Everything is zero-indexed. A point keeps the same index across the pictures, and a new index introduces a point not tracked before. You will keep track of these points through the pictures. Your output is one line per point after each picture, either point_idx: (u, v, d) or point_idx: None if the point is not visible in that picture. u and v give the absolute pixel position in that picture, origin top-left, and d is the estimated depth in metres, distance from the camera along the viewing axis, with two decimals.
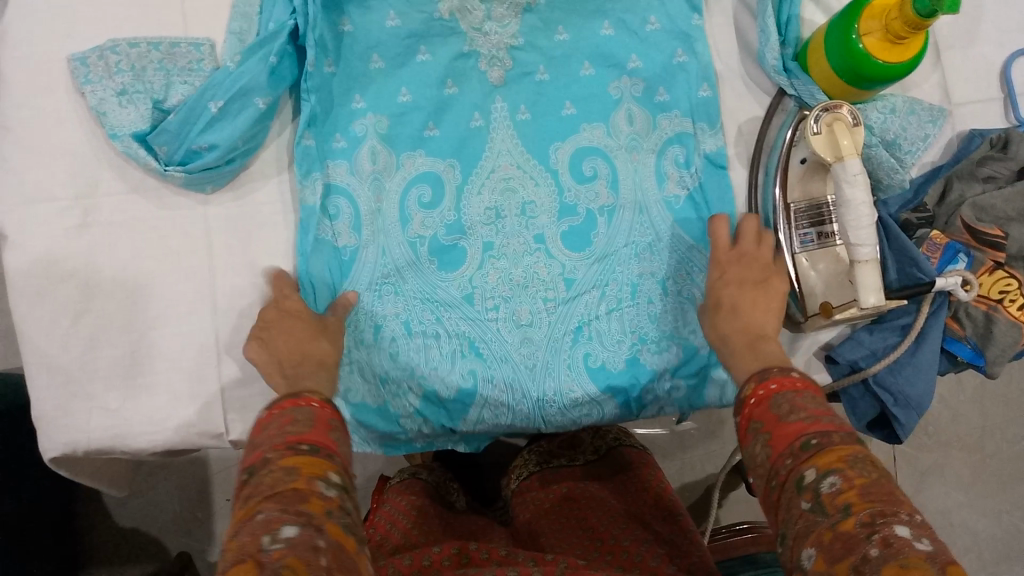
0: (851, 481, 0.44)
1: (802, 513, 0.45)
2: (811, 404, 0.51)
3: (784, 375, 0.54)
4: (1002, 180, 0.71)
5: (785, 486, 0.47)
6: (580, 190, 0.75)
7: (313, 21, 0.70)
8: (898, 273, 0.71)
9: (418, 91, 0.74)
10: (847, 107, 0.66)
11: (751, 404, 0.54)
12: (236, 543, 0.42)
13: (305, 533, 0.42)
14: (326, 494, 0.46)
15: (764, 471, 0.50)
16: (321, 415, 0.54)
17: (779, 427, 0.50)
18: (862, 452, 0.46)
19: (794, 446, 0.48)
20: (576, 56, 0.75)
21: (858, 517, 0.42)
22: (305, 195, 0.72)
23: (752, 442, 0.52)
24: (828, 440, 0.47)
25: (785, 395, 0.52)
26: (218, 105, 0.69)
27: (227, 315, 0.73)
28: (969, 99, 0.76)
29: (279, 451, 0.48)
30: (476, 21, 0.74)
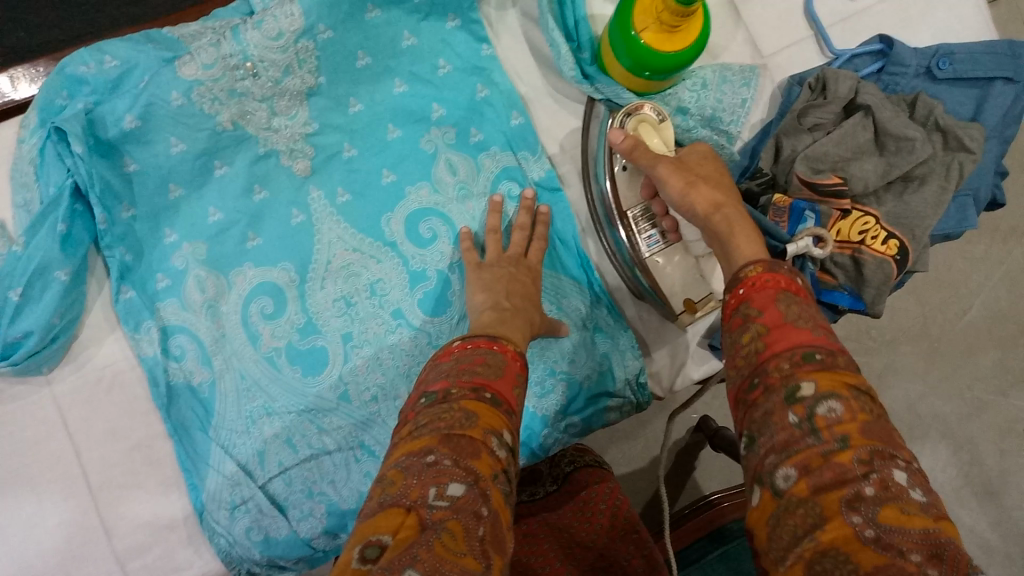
0: (854, 413, 0.40)
1: (784, 426, 0.41)
2: (818, 316, 0.46)
3: (793, 278, 0.48)
4: (829, 125, 0.69)
5: (773, 390, 0.43)
6: (424, 255, 0.71)
7: (90, 176, 0.66)
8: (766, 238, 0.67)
9: (227, 206, 0.70)
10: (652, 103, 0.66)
11: (748, 288, 0.48)
12: (404, 483, 0.42)
13: (469, 495, 0.42)
14: (496, 453, 0.45)
15: (746, 364, 0.46)
16: (513, 368, 0.51)
17: (779, 326, 0.45)
18: (863, 384, 0.42)
19: (791, 354, 0.43)
20: (379, 122, 0.72)
21: (855, 453, 0.39)
22: (142, 347, 0.70)
23: (742, 335, 0.47)
24: (834, 363, 0.43)
25: (789, 295, 0.47)
26: (18, 292, 0.65)
27: (104, 488, 0.70)
28: (779, 46, 0.74)
29: (463, 391, 0.47)
30: (263, 120, 0.70)
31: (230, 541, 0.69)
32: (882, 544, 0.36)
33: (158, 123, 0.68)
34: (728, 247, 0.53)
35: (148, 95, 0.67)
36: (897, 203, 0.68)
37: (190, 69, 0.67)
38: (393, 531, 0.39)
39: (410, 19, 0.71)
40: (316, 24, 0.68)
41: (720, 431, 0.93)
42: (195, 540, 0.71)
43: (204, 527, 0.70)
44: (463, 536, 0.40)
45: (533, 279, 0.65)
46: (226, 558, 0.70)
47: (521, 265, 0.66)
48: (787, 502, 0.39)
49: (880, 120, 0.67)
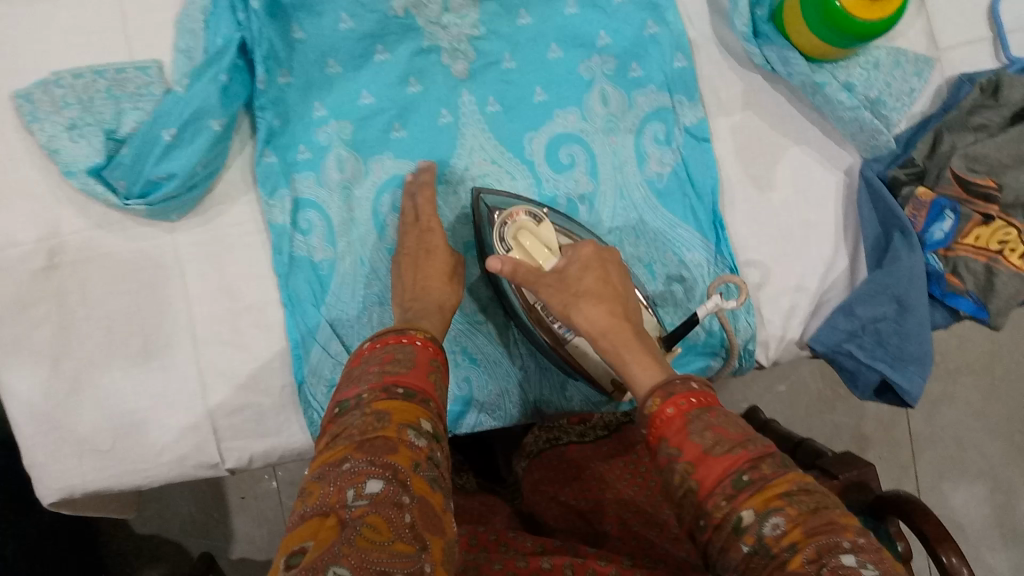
0: (796, 519, 0.38)
1: (744, 559, 0.39)
2: (730, 426, 0.44)
3: (689, 387, 0.46)
4: (995, 128, 0.67)
5: (719, 528, 0.41)
6: (558, 179, 0.72)
7: (260, 35, 0.67)
8: (876, 211, 0.70)
9: (380, 92, 0.71)
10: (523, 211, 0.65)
11: (659, 425, 0.46)
12: (320, 491, 0.40)
13: (389, 489, 0.40)
14: (417, 445, 0.43)
15: (686, 505, 0.44)
16: (424, 356, 0.50)
17: (698, 458, 0.43)
18: (800, 481, 0.41)
19: (721, 484, 0.41)
20: (543, 39, 0.72)
21: (804, 554, 0.37)
22: (273, 214, 0.70)
23: (670, 476, 0.45)
24: (762, 476, 0.41)
25: (699, 415, 0.45)
26: (172, 132, 0.66)
27: (207, 343, 0.71)
28: (957, 42, 0.73)
29: (374, 393, 0.46)
30: (433, 14, 0.71)
31: (323, 418, 0.70)
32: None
33: None
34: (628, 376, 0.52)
35: None
36: None
37: None
38: (313, 536, 0.38)
39: None
40: None
41: (769, 423, 0.92)
42: (287, 408, 0.72)
43: (300, 399, 0.70)
44: (387, 528, 0.39)
45: (426, 249, 0.65)
46: (315, 433, 0.71)
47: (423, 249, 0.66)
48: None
49: None
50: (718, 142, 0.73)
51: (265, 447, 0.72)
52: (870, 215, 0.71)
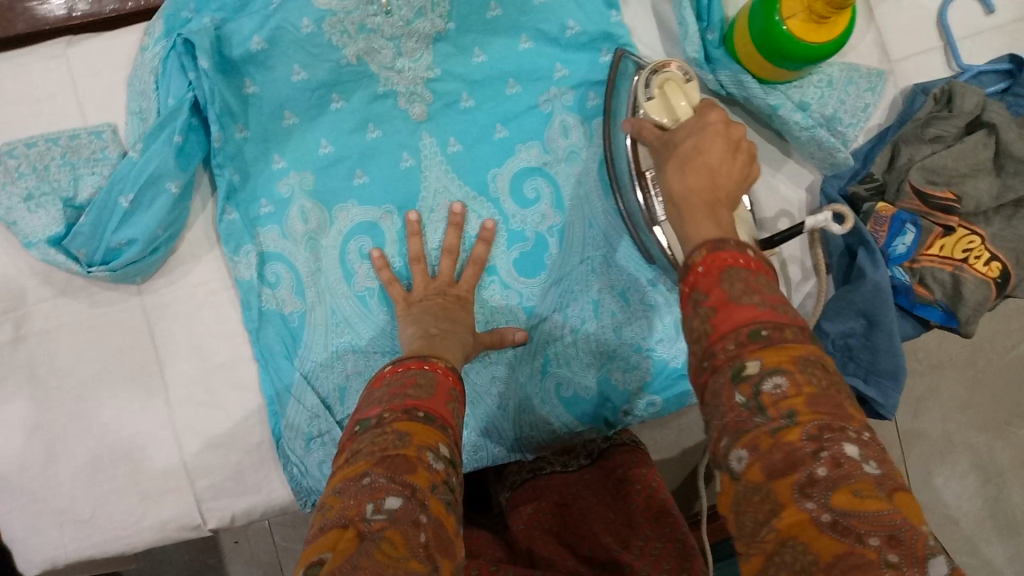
0: (801, 386, 0.33)
1: (731, 408, 0.35)
2: (770, 289, 0.38)
3: (744, 250, 0.39)
4: (950, 138, 0.68)
5: (719, 373, 0.36)
6: (525, 215, 0.72)
7: (212, 93, 0.66)
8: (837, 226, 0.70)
9: (339, 140, 0.70)
10: (677, 64, 0.59)
11: (698, 275, 0.39)
12: (339, 504, 0.39)
13: (407, 506, 0.38)
14: (433, 467, 0.41)
15: (696, 351, 0.38)
16: (445, 382, 0.49)
17: (727, 308, 0.37)
18: (819, 354, 0.35)
19: (738, 335, 0.36)
20: (499, 77, 0.71)
21: (804, 429, 0.32)
22: (239, 270, 0.70)
23: (688, 325, 0.39)
24: (782, 337, 0.35)
25: (736, 271, 0.38)
26: (128, 199, 0.66)
27: (182, 404, 0.70)
28: (908, 52, 0.73)
29: (395, 414, 0.44)
30: (387, 59, 0.70)
31: (303, 471, 0.70)
32: (840, 529, 0.30)
33: (284, 48, 0.68)
34: (687, 236, 0.43)
35: (278, 19, 0.67)
36: (1004, 227, 0.67)
37: None
38: (331, 548, 0.36)
39: None
40: None
41: None
42: (266, 465, 0.71)
43: (279, 455, 0.70)
44: (405, 543, 0.37)
45: (458, 299, 0.66)
46: (296, 488, 0.70)
47: (448, 293, 0.66)
48: (745, 487, 0.33)
49: (1004, 141, 0.66)
50: None
51: (247, 505, 0.71)
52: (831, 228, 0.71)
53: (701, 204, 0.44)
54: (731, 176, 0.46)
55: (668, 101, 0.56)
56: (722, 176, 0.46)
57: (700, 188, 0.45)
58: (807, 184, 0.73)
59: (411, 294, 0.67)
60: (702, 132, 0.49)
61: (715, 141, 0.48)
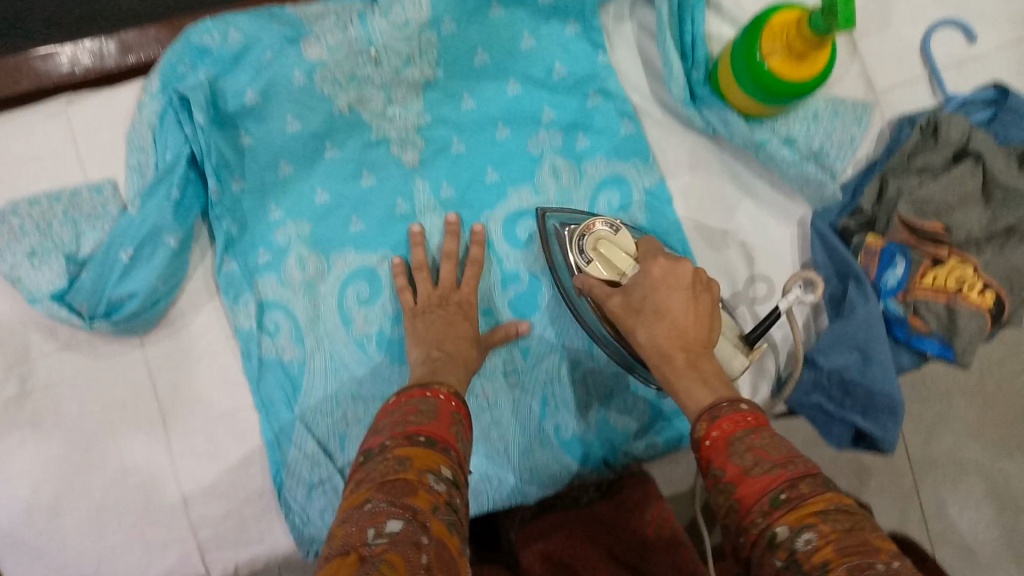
0: (827, 536, 0.35)
1: (776, 574, 0.36)
2: (776, 448, 0.41)
3: (737, 408, 0.44)
4: (937, 169, 0.68)
5: (756, 545, 0.38)
6: (519, 255, 0.73)
7: (208, 147, 0.68)
8: (830, 261, 0.71)
9: (335, 188, 0.72)
10: (601, 222, 0.66)
11: (708, 449, 0.43)
12: (343, 533, 0.39)
13: (409, 528, 0.38)
14: (435, 488, 0.42)
15: (730, 528, 0.41)
16: (447, 407, 0.50)
17: (742, 482, 0.40)
18: (838, 503, 0.37)
19: (760, 506, 0.39)
20: (489, 121, 0.73)
21: (836, 573, 0.33)
22: (239, 319, 0.71)
23: (713, 499, 0.42)
24: (800, 494, 0.38)
25: (744, 436, 0.42)
26: (129, 253, 0.67)
27: (185, 454, 0.71)
28: (892, 84, 0.74)
29: (396, 440, 0.45)
30: (378, 107, 0.72)
31: (304, 520, 0.70)
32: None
33: (278, 101, 0.70)
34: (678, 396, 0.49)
35: (271, 73, 0.69)
36: (998, 256, 0.66)
37: (314, 51, 0.70)
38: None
39: (531, 22, 0.73)
40: (441, 16, 0.71)
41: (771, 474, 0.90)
42: (268, 513, 0.71)
43: (281, 503, 0.70)
44: (405, 564, 0.36)
45: (464, 315, 0.67)
46: (298, 537, 0.70)
47: (451, 301, 0.67)
48: None
49: (990, 169, 0.67)
50: (686, 197, 0.74)
51: (251, 555, 0.71)
52: (827, 264, 0.71)
53: (681, 365, 0.49)
54: (701, 331, 0.51)
55: (609, 256, 0.61)
56: (693, 330, 0.50)
57: (675, 346, 0.50)
58: (797, 218, 0.74)
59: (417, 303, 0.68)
60: (663, 284, 0.52)
61: (672, 296, 0.51)
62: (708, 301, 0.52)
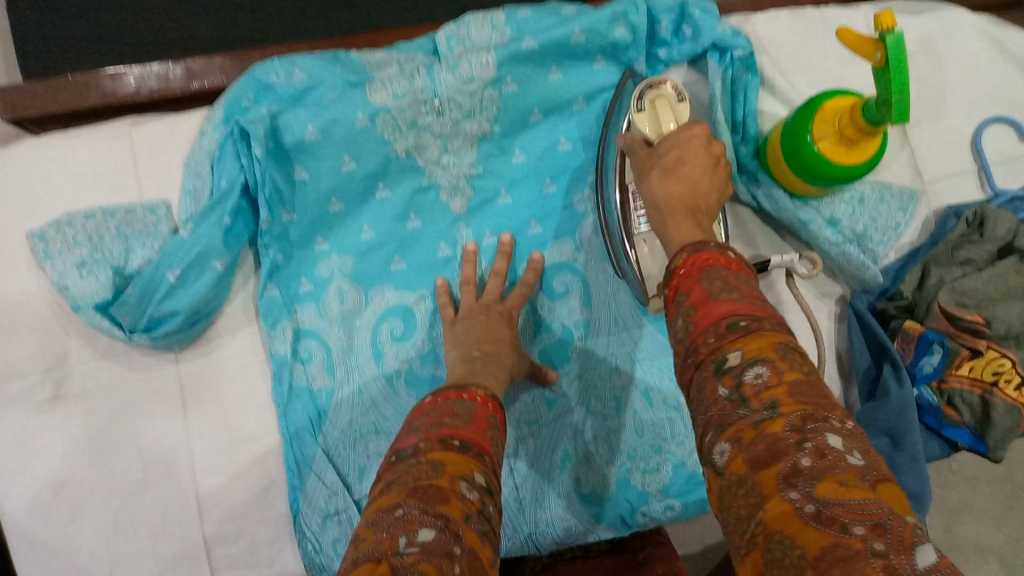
0: (781, 373, 0.35)
1: (715, 398, 0.36)
2: (749, 287, 0.40)
3: (722, 250, 0.43)
4: (981, 262, 0.68)
5: (703, 367, 0.38)
6: (553, 307, 0.74)
7: (263, 178, 0.69)
8: (868, 345, 0.71)
9: (381, 227, 0.74)
10: (671, 83, 0.64)
11: (681, 276, 0.43)
12: (373, 538, 0.39)
13: (441, 538, 0.38)
14: (467, 497, 0.42)
15: (680, 351, 0.41)
16: (483, 412, 0.50)
17: (705, 305, 0.40)
18: (794, 342, 0.37)
19: (718, 328, 0.38)
20: (537, 175, 0.75)
21: (787, 420, 0.33)
22: (274, 345, 0.72)
23: (673, 322, 0.42)
24: (759, 327, 0.37)
25: (719, 271, 0.41)
26: (175, 273, 0.69)
27: (207, 472, 0.72)
28: (942, 174, 0.74)
29: (430, 444, 0.45)
30: (433, 155, 0.73)
31: (316, 548, 0.71)
32: (822, 519, 0.30)
33: (335, 140, 0.70)
34: (665, 234, 0.50)
35: (333, 112, 0.69)
36: None
37: (379, 96, 0.69)
38: None
39: (588, 85, 0.74)
40: (505, 75, 0.70)
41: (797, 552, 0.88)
42: (280, 539, 0.72)
43: (295, 530, 0.71)
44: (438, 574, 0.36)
45: (506, 322, 0.66)
46: (308, 564, 0.71)
47: (491, 310, 0.67)
48: (729, 481, 0.34)
49: None
50: None
51: None
52: (861, 346, 0.72)
53: (680, 209, 0.50)
54: (709, 191, 0.52)
55: (658, 119, 0.61)
56: (703, 191, 0.52)
57: (680, 195, 0.51)
58: (836, 297, 0.74)
59: (459, 311, 0.68)
60: (685, 144, 0.54)
61: (695, 154, 0.53)
62: (723, 174, 0.53)
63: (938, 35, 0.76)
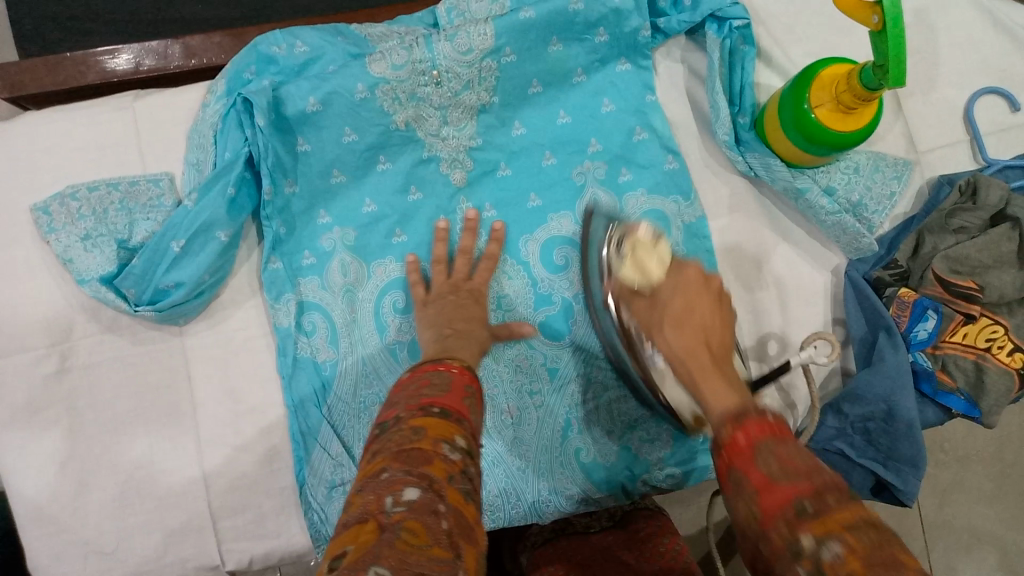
0: (854, 547, 0.31)
1: None
2: (804, 459, 0.37)
3: (765, 419, 0.40)
4: (974, 230, 0.70)
5: (775, 552, 0.34)
6: (553, 280, 0.74)
7: (266, 148, 0.69)
8: (862, 310, 0.73)
9: (383, 200, 0.74)
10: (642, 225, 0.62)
11: (730, 455, 0.39)
12: (360, 500, 0.39)
13: (426, 496, 0.39)
14: (450, 457, 0.42)
15: (748, 537, 0.37)
16: (459, 381, 0.51)
17: (763, 488, 0.36)
18: (867, 515, 0.33)
19: (783, 514, 0.35)
20: (536, 148, 0.76)
21: None
22: (278, 317, 0.73)
23: (733, 506, 0.38)
24: (827, 505, 0.34)
25: (771, 445, 0.38)
26: (180, 243, 0.69)
27: (213, 445, 0.73)
28: (936, 144, 0.76)
29: (411, 412, 0.46)
30: (433, 127, 0.74)
31: (322, 518, 0.71)
32: None
33: (336, 111, 0.71)
34: (700, 396, 0.46)
35: (333, 83, 0.70)
36: None
37: (379, 66, 0.70)
38: (352, 542, 0.37)
39: (586, 58, 0.75)
40: (504, 46, 0.72)
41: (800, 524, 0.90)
42: (287, 510, 0.73)
43: (301, 500, 0.72)
44: (426, 532, 0.37)
45: (475, 300, 0.68)
46: (314, 534, 0.72)
47: (462, 290, 0.69)
48: None
49: None
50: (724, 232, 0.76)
51: (265, 549, 0.73)
52: (856, 311, 0.73)
53: (705, 363, 0.47)
54: (723, 336, 0.50)
55: (641, 262, 0.57)
56: (718, 337, 0.49)
57: (697, 345, 0.48)
58: (831, 268, 0.76)
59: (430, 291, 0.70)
60: (685, 289, 0.52)
61: (699, 300, 0.51)
62: (727, 307, 0.51)
63: (932, 8, 0.77)
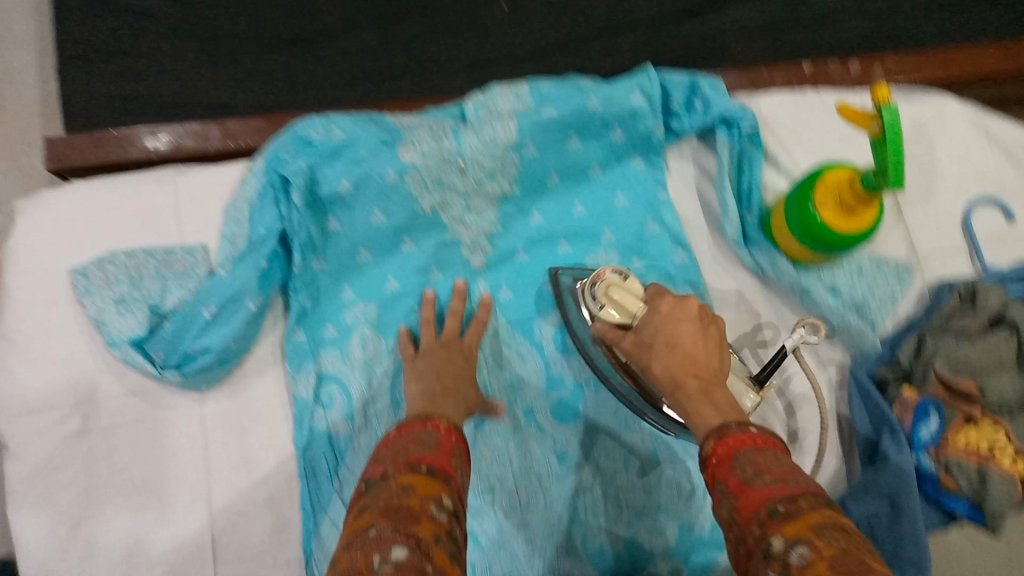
0: (822, 553, 0.36)
1: None
2: (778, 466, 0.43)
3: (746, 430, 0.46)
4: (973, 333, 0.72)
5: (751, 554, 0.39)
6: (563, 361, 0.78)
7: (298, 225, 0.73)
8: (869, 412, 0.76)
9: (404, 278, 0.77)
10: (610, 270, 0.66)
11: (713, 464, 0.45)
12: (349, 557, 0.41)
13: (413, 556, 0.40)
14: (437, 518, 0.44)
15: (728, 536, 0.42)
16: (446, 442, 0.52)
17: (741, 491, 0.42)
18: (833, 521, 0.38)
19: (758, 516, 0.40)
20: (553, 237, 0.79)
21: None
22: (297, 388, 0.75)
23: (717, 510, 0.43)
24: (795, 509, 0.39)
25: (749, 452, 0.44)
26: (211, 310, 0.72)
27: (223, 513, 0.73)
28: (936, 249, 0.79)
29: (398, 469, 0.47)
30: (457, 212, 0.78)
31: None
32: None
33: (367, 194, 0.75)
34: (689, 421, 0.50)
35: (366, 167, 0.74)
36: None
37: (409, 153, 0.75)
38: None
39: (603, 154, 0.80)
40: (527, 141, 0.77)
41: None
42: None
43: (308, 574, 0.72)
44: None
45: (464, 358, 0.71)
46: None
47: (454, 347, 0.71)
48: None
49: None
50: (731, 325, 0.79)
51: None
52: (862, 411, 0.76)
53: (693, 389, 0.51)
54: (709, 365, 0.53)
55: (620, 302, 0.62)
56: (700, 364, 0.53)
57: (686, 371, 0.52)
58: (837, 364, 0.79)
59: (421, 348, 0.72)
60: (666, 325, 0.56)
61: (682, 331, 0.55)
62: (716, 338, 0.55)
63: (930, 122, 0.82)
